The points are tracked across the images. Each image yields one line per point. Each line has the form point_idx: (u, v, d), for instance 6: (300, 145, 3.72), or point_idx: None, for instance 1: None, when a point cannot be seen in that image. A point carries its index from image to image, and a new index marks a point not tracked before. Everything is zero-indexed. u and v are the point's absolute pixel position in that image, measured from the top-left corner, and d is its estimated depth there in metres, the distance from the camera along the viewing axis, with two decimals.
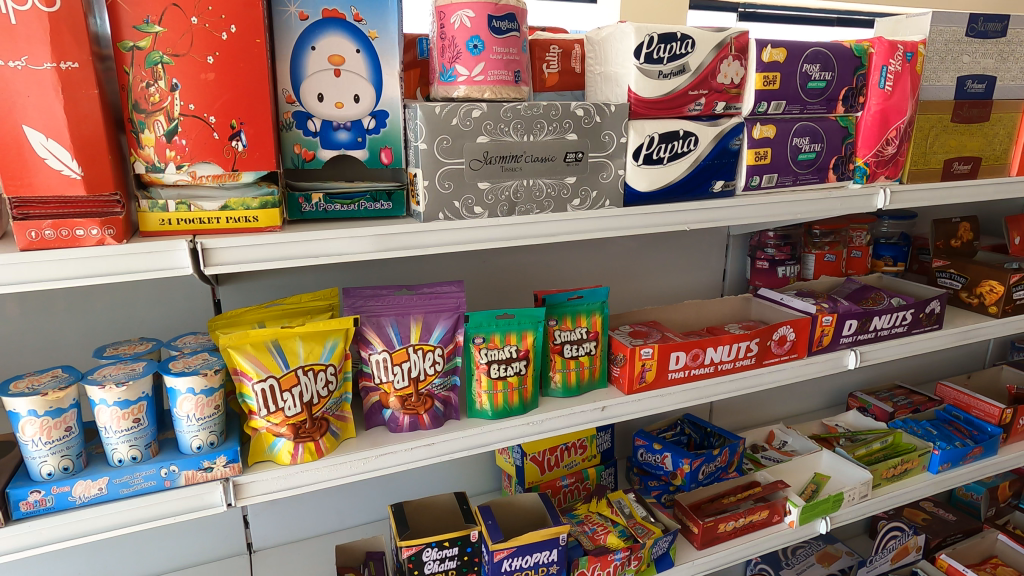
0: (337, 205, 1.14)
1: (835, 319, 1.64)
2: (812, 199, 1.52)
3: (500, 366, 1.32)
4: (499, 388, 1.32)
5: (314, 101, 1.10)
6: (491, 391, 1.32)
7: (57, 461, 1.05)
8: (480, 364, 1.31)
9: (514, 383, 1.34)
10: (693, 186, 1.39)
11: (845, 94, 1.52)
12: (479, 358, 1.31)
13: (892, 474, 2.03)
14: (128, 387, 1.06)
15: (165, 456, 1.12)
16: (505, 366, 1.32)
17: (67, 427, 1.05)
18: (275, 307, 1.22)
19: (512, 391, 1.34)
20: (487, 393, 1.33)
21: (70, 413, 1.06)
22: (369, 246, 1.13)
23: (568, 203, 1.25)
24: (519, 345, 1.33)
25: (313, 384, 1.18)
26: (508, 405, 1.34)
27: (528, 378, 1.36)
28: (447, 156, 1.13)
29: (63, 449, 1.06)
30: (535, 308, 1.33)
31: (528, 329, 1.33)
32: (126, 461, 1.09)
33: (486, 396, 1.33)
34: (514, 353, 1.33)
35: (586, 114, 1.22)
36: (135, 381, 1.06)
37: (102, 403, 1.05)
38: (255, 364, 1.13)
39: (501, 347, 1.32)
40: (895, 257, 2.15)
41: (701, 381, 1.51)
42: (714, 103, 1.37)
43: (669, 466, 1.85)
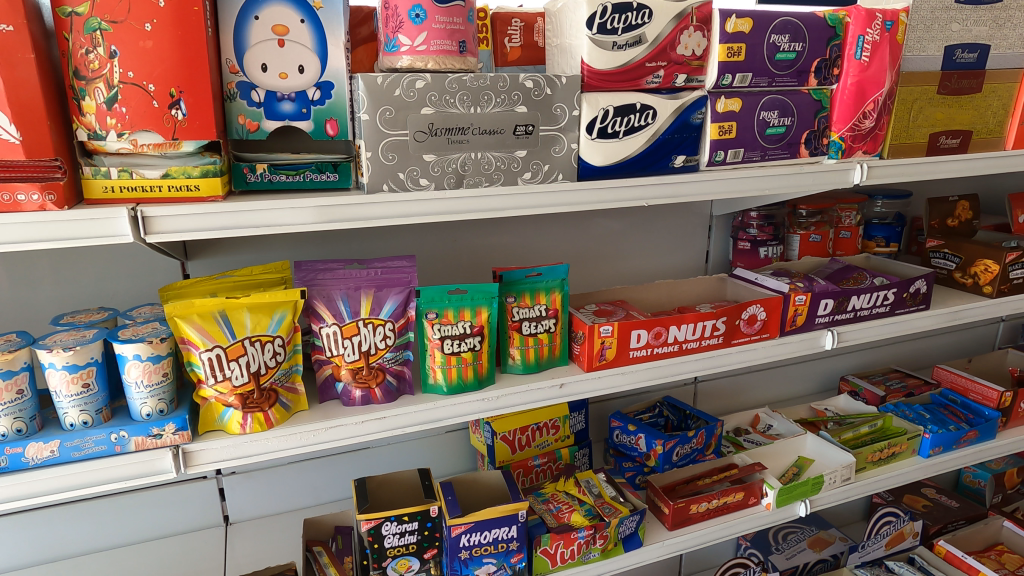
0: (282, 175, 1.15)
1: (809, 298, 1.61)
2: (783, 173, 1.48)
3: (454, 341, 1.32)
4: (452, 363, 1.33)
5: (258, 72, 1.09)
6: (445, 366, 1.33)
7: (11, 422, 1.08)
8: (433, 340, 1.32)
9: (468, 359, 1.34)
10: (652, 161, 1.36)
11: (818, 66, 1.48)
12: (432, 334, 1.32)
13: (879, 458, 1.98)
14: (76, 351, 1.07)
15: (116, 422, 1.14)
16: (458, 342, 1.33)
17: (19, 390, 1.08)
18: (226, 279, 1.24)
19: (467, 366, 1.35)
20: (441, 368, 1.33)
21: (22, 376, 1.09)
22: (312, 217, 1.13)
23: (519, 176, 1.24)
24: (473, 321, 1.33)
25: (261, 355, 1.20)
26: (463, 380, 1.35)
27: (483, 354, 1.36)
28: (389, 127, 1.13)
29: (16, 412, 1.08)
30: (488, 284, 1.33)
31: (482, 306, 1.33)
32: (78, 425, 1.11)
33: (440, 371, 1.34)
34: (468, 329, 1.33)
35: (536, 86, 1.20)
36: (83, 346, 1.08)
37: (52, 367, 1.07)
38: (202, 334, 1.15)
39: (454, 323, 1.33)
40: (888, 238, 2.11)
41: (664, 360, 1.49)
42: (674, 76, 1.34)
43: (643, 448, 1.82)
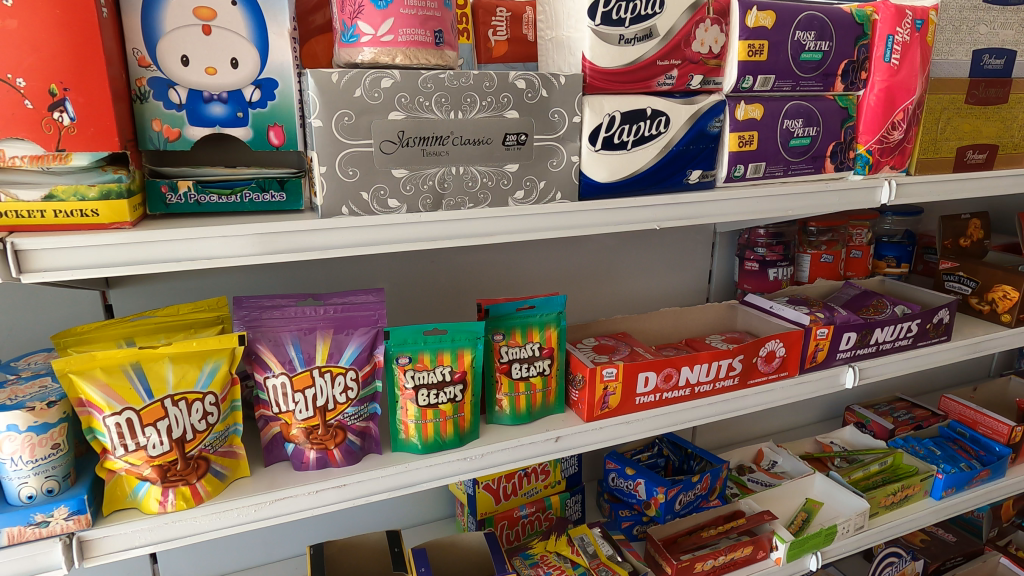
0: (213, 195, 0.93)
1: (831, 332, 1.43)
2: (807, 192, 1.29)
3: (430, 392, 1.10)
4: (429, 418, 1.11)
5: (178, 66, 0.86)
6: (418, 421, 1.11)
7: None
8: (405, 389, 1.10)
9: (447, 412, 1.12)
10: (663, 177, 1.16)
11: (845, 68, 1.29)
12: (404, 382, 1.10)
13: (892, 502, 1.80)
14: None
15: None
16: (435, 392, 1.11)
17: None
18: (144, 320, 1.02)
19: (446, 421, 1.12)
20: (414, 424, 1.11)
21: None
22: (251, 247, 0.91)
23: (510, 195, 1.03)
24: (454, 366, 1.11)
25: (186, 417, 0.96)
26: (441, 437, 1.13)
27: (466, 406, 1.14)
28: (349, 137, 0.91)
29: None
30: (474, 323, 1.12)
31: (464, 349, 1.11)
32: None
33: (413, 427, 1.11)
34: (447, 376, 1.11)
35: (529, 87, 0.99)
36: None
37: None
38: (107, 394, 0.91)
39: (431, 369, 1.10)
40: (899, 258, 1.92)
41: (674, 405, 1.30)
42: (688, 76, 1.13)
43: (643, 495, 1.62)
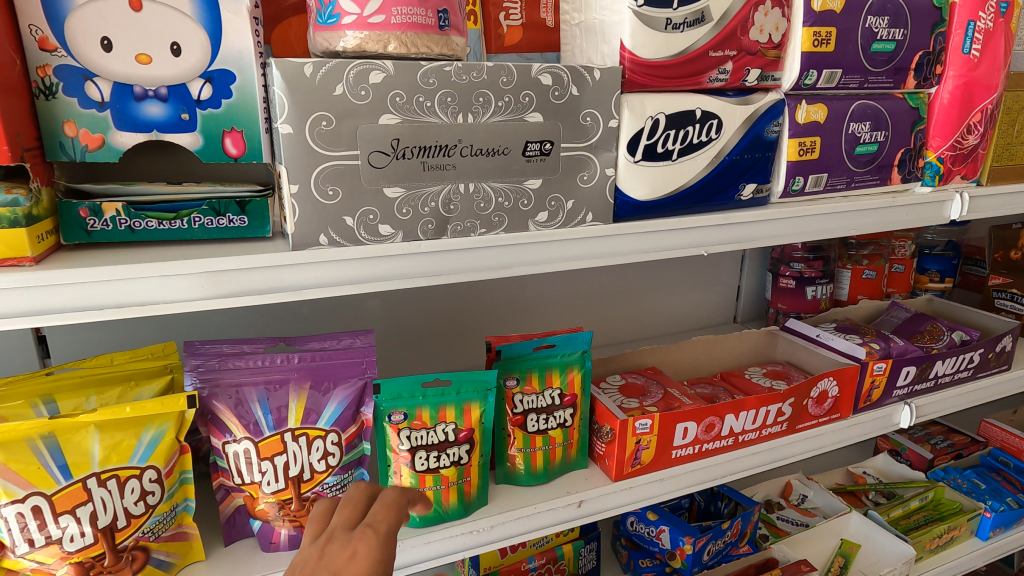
0: (150, 220, 0.71)
1: (889, 367, 1.23)
2: (874, 208, 1.08)
3: (428, 454, 0.91)
4: (428, 486, 0.91)
5: (98, 52, 0.64)
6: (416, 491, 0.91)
7: None
8: (398, 452, 0.90)
9: (450, 478, 0.92)
10: (713, 192, 0.96)
11: (919, 61, 1.07)
12: (398, 444, 0.90)
13: (937, 545, 1.59)
14: None
15: None
16: (436, 455, 0.91)
17: None
18: (67, 374, 0.81)
19: (448, 489, 0.92)
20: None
21: None
22: (198, 289, 0.70)
23: (530, 218, 0.83)
24: (460, 424, 0.92)
25: (117, 499, 0.76)
26: (441, 508, 0.92)
27: (473, 470, 0.94)
28: (327, 147, 0.70)
29: None
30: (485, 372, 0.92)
31: (472, 403, 0.92)
32: None
33: None
34: (451, 435, 0.92)
35: (557, 83, 0.79)
36: None
37: None
38: (4, 478, 0.70)
39: (431, 428, 0.91)
40: (943, 272, 1.71)
41: (715, 457, 1.11)
42: (744, 71, 0.93)
43: (667, 544, 1.43)
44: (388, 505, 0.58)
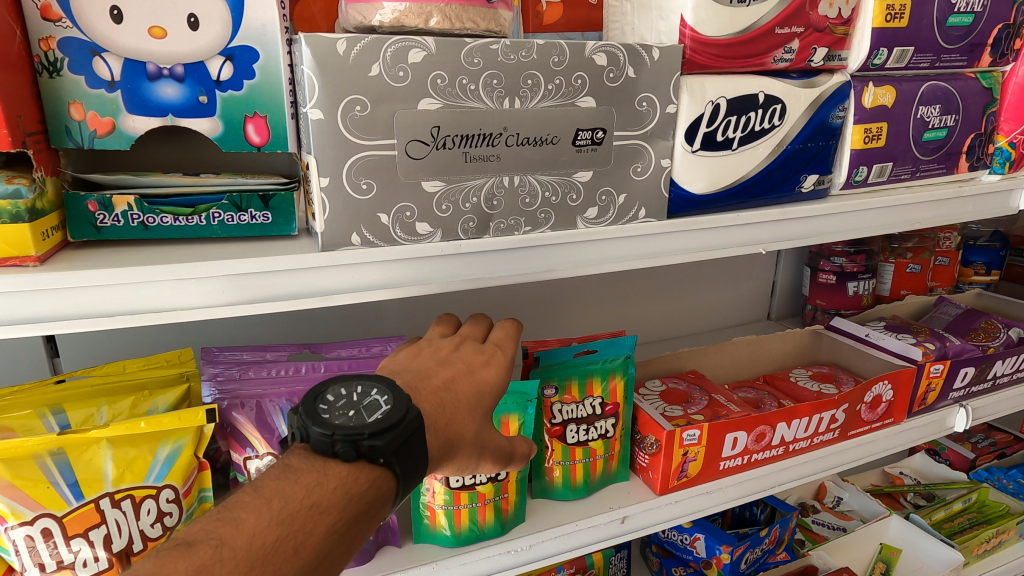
0: (165, 216, 0.64)
1: (946, 368, 1.15)
2: (941, 200, 1.00)
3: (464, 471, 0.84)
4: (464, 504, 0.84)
5: (106, 23, 0.57)
6: (450, 508, 0.85)
7: None
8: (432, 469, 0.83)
9: (486, 495, 0.85)
10: (774, 184, 0.88)
11: (997, 35, 0.98)
12: None
13: (985, 549, 1.52)
14: None
15: None
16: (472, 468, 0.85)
17: None
18: (77, 382, 0.74)
19: (484, 506, 0.86)
20: (444, 511, 0.85)
21: None
22: (219, 294, 0.62)
23: (579, 214, 0.75)
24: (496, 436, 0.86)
25: (132, 521, 0.68)
26: (477, 526, 0.86)
27: (511, 486, 0.87)
28: (362, 135, 0.62)
29: None
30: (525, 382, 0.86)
31: (510, 414, 0.86)
32: None
33: (443, 514, 0.85)
34: None
35: (613, 63, 0.71)
36: None
37: None
38: (11, 498, 0.63)
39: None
40: (989, 264, 1.62)
41: (764, 468, 1.04)
42: (811, 49, 0.85)
43: (702, 553, 1.35)
44: (506, 333, 0.74)
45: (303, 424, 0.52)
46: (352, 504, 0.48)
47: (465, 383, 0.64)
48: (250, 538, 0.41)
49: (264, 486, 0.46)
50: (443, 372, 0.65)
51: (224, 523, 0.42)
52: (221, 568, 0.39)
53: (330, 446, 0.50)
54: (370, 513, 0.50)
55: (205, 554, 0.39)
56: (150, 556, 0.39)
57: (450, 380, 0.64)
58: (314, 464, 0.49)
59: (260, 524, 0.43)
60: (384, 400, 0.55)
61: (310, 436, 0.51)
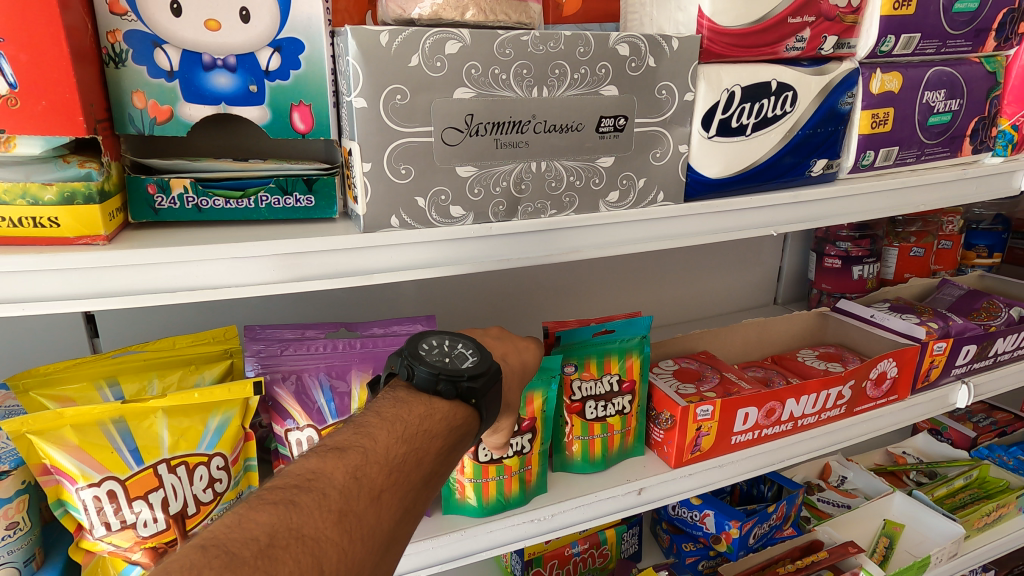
0: (216, 199, 0.68)
1: (949, 346, 1.19)
2: (945, 182, 1.04)
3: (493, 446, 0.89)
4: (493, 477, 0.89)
5: (167, 16, 0.62)
6: (479, 481, 0.89)
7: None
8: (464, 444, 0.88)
9: (513, 468, 0.90)
10: (785, 168, 0.92)
11: (1001, 21, 1.01)
12: None
13: (985, 523, 1.56)
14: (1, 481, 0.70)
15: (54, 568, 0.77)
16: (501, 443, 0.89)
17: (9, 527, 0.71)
18: (131, 356, 0.81)
19: (511, 478, 0.90)
20: (474, 484, 0.89)
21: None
22: (269, 273, 0.67)
23: (601, 197, 0.79)
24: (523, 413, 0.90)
25: (186, 486, 0.74)
26: (503, 497, 0.91)
27: (535, 459, 0.93)
28: (402, 122, 0.66)
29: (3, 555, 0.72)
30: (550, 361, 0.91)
31: (536, 391, 0.91)
32: None
33: (472, 487, 0.89)
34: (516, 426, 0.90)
35: (634, 53, 0.75)
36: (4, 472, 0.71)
37: None
38: (80, 460, 0.69)
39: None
40: (991, 247, 1.66)
41: (774, 442, 1.08)
42: (821, 38, 0.89)
43: (712, 528, 1.41)
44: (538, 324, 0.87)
45: (408, 363, 0.63)
46: (452, 433, 0.60)
47: (516, 358, 0.77)
48: (386, 449, 0.52)
49: (385, 412, 0.57)
50: (499, 347, 0.77)
51: (363, 436, 0.53)
52: (370, 469, 0.50)
53: (433, 385, 0.61)
54: (460, 445, 0.62)
55: (356, 457, 0.50)
56: (314, 454, 0.50)
57: (504, 355, 0.76)
58: (422, 399, 0.60)
59: (390, 441, 0.53)
60: (471, 353, 0.66)
61: (415, 374, 0.62)
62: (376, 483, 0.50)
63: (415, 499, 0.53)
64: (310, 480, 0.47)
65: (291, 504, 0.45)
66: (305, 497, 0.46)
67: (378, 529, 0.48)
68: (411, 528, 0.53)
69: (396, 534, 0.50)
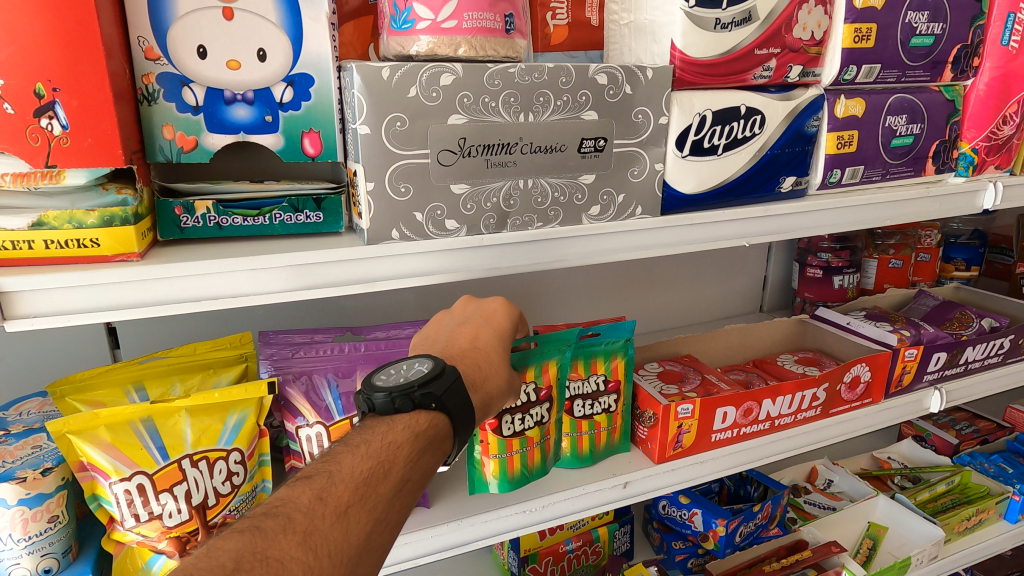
0: (235, 217, 0.76)
1: (920, 353, 1.26)
2: (909, 199, 1.11)
3: (515, 419, 0.96)
4: (516, 449, 0.97)
5: (194, 59, 0.71)
6: (502, 456, 0.97)
7: (37, 561, 0.78)
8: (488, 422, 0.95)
9: (535, 438, 0.99)
10: (756, 185, 1.00)
11: (957, 54, 1.09)
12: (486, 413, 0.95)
13: (966, 527, 1.62)
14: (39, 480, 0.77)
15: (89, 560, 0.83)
16: (520, 417, 0.97)
17: (52, 518, 0.78)
18: (156, 362, 0.89)
19: (534, 448, 1.00)
20: (498, 459, 0.97)
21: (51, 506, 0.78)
22: (283, 282, 0.75)
23: (584, 211, 0.87)
24: (539, 382, 0.98)
25: (207, 479, 0.81)
26: (528, 468, 1.00)
27: (550, 429, 1.02)
28: (402, 146, 0.74)
29: (45, 546, 0.78)
30: (565, 333, 1.00)
31: (549, 360, 0.98)
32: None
33: (496, 463, 0.97)
34: (533, 396, 0.98)
35: (612, 82, 0.83)
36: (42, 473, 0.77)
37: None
38: (113, 457, 0.77)
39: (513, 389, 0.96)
40: (969, 260, 1.73)
41: (752, 441, 1.15)
42: (787, 67, 0.97)
43: (699, 526, 1.47)
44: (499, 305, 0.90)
45: (367, 396, 0.67)
46: (418, 439, 0.64)
47: (486, 332, 0.84)
48: (351, 469, 0.56)
49: (351, 440, 0.61)
50: (469, 328, 0.84)
51: (329, 463, 0.56)
52: (335, 489, 0.53)
53: (391, 405, 0.66)
54: (432, 458, 0.66)
55: (321, 481, 0.54)
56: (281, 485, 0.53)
57: (476, 334, 0.83)
58: (383, 422, 0.65)
59: (355, 461, 0.57)
60: (423, 366, 0.71)
61: (376, 404, 0.66)
62: (342, 500, 0.53)
63: (384, 511, 0.56)
64: (276, 508, 0.51)
65: (257, 529, 0.48)
66: (269, 524, 0.49)
67: (347, 542, 0.51)
68: (385, 541, 0.56)
69: (368, 545, 0.53)
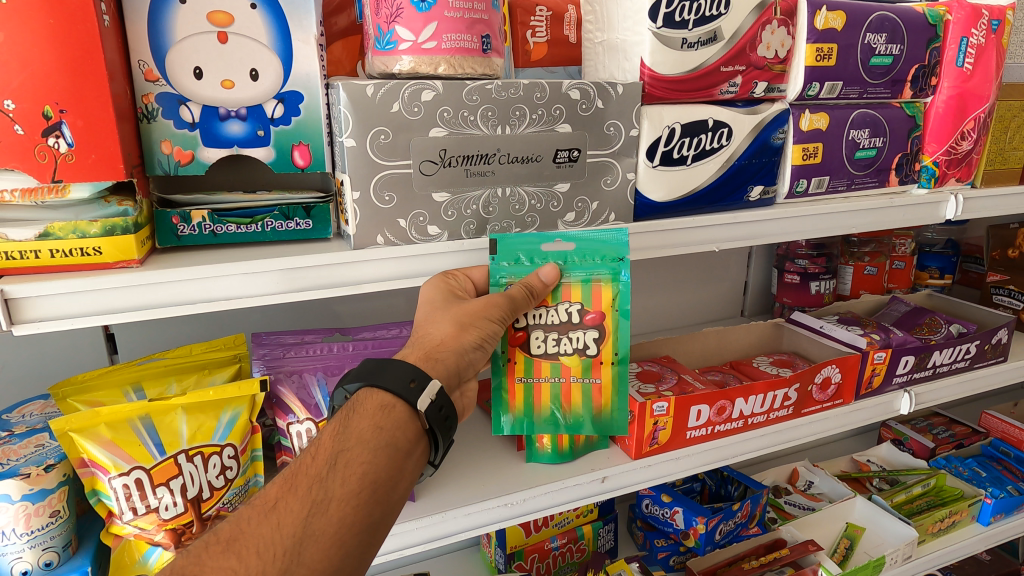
0: (230, 225, 0.82)
1: (888, 356, 1.31)
2: (872, 209, 1.16)
3: (545, 338, 0.90)
4: (546, 376, 0.90)
5: (191, 79, 0.76)
6: (528, 381, 0.91)
7: (38, 555, 0.82)
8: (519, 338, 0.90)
9: (569, 368, 0.91)
10: (724, 194, 1.05)
11: (915, 73, 1.16)
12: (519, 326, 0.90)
13: (940, 528, 1.66)
14: (41, 476, 0.81)
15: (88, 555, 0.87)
16: (556, 338, 0.91)
17: (53, 513, 0.82)
18: (152, 363, 0.94)
19: (567, 380, 0.91)
20: (521, 384, 0.91)
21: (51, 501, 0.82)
22: (273, 285, 0.79)
23: (559, 218, 0.92)
24: (585, 305, 0.90)
25: (202, 473, 0.86)
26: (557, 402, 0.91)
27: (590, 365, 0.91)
28: (385, 157, 0.80)
29: (46, 540, 0.82)
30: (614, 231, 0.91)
31: (595, 274, 0.90)
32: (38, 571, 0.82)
33: (519, 391, 0.91)
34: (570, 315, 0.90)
35: (584, 97, 0.88)
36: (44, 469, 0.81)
37: (2, 501, 0.78)
38: (112, 453, 0.81)
39: (551, 308, 0.90)
40: (943, 268, 1.79)
41: (725, 439, 1.20)
42: (753, 84, 1.03)
43: (681, 524, 1.51)
44: None
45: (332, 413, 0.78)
46: (351, 414, 0.71)
47: None
48: (284, 472, 0.65)
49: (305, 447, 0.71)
50: None
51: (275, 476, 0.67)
52: (265, 495, 0.64)
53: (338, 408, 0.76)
54: (379, 423, 0.70)
55: (259, 495, 0.64)
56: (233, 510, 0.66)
57: None
58: None
59: (290, 464, 0.67)
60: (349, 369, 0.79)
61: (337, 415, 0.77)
62: (271, 501, 0.63)
63: (320, 494, 0.62)
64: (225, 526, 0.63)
65: (196, 547, 0.61)
66: (202, 545, 0.60)
67: (278, 532, 0.60)
68: (336, 518, 0.62)
69: (306, 529, 0.60)
